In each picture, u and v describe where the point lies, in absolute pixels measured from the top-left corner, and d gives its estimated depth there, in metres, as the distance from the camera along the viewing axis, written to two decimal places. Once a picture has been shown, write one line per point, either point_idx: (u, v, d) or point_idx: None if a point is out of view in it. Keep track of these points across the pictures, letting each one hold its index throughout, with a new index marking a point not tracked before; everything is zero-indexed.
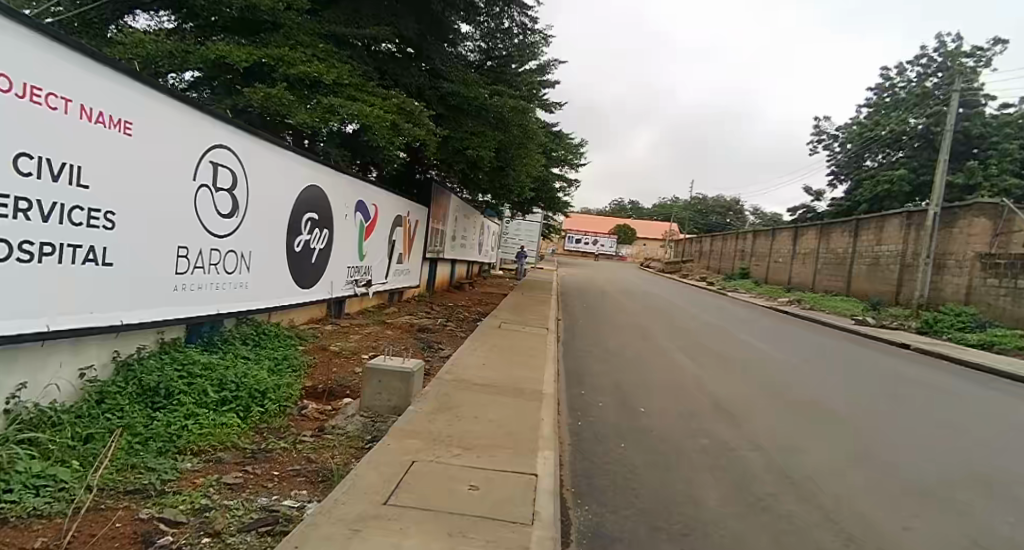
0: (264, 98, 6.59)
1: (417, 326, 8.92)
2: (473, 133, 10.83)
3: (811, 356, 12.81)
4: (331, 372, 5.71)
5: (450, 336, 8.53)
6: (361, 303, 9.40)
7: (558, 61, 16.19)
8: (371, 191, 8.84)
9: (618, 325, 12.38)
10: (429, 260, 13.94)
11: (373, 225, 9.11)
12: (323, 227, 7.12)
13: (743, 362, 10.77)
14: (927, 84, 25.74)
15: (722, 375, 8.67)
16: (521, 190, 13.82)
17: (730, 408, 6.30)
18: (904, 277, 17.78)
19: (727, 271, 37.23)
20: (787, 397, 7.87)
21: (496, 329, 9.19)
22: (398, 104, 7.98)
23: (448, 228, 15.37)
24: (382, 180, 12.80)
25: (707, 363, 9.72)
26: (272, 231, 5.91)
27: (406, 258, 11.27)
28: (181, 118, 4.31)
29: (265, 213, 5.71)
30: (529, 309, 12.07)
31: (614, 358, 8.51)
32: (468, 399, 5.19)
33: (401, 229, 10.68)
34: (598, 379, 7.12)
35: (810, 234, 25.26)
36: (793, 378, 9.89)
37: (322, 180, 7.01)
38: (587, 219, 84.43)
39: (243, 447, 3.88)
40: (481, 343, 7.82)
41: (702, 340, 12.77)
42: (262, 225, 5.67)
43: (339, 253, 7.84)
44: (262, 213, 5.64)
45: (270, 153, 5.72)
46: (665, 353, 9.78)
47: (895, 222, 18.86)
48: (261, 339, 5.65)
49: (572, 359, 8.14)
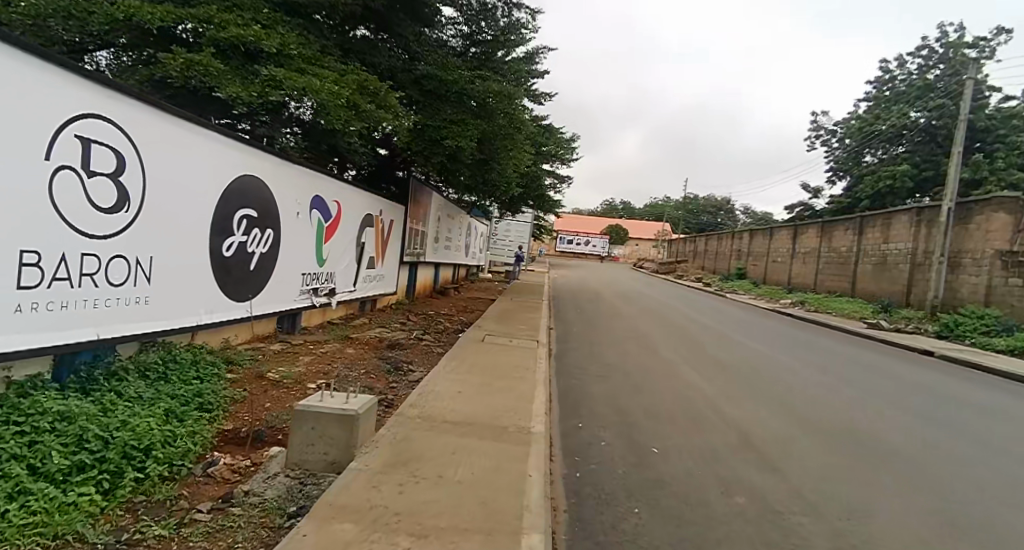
0: (185, 65, 5.39)
1: (387, 342, 7.68)
2: (451, 121, 9.59)
3: (822, 360, 11.82)
4: (262, 410, 4.53)
5: (424, 354, 7.29)
6: (324, 315, 8.17)
7: (548, 48, 15.04)
8: (333, 187, 7.61)
9: (616, 333, 11.22)
10: (409, 264, 12.73)
11: (336, 225, 7.89)
12: (264, 227, 5.90)
13: (755, 373, 9.64)
14: (929, 76, 24.89)
15: (735, 392, 7.59)
16: (509, 186, 12.63)
17: (760, 445, 5.16)
18: (915, 276, 16.82)
19: (723, 272, 36.25)
20: (815, 418, 6.74)
21: (480, 344, 7.99)
22: (359, 81, 6.75)
23: (430, 229, 14.16)
24: (354, 174, 11.62)
25: (717, 377, 8.59)
26: (187, 230, 4.68)
27: (379, 262, 10.04)
28: (45, 78, 3.21)
29: (175, 207, 4.48)
30: (518, 318, 10.90)
31: (615, 376, 7.33)
32: (433, 445, 3.99)
33: (373, 230, 9.47)
34: (597, 405, 5.96)
35: (811, 232, 24.27)
36: (814, 390, 8.78)
37: (264, 170, 5.81)
38: (578, 220, 83.30)
39: (94, 539, 2.66)
40: (461, 363, 6.63)
41: (708, 347, 11.68)
42: (170, 223, 4.45)
43: (290, 258, 6.61)
44: (169, 208, 4.41)
45: (184, 132, 4.52)
46: (671, 367, 8.64)
47: (903, 218, 17.88)
48: (170, 370, 4.44)
49: (566, 380, 6.96)
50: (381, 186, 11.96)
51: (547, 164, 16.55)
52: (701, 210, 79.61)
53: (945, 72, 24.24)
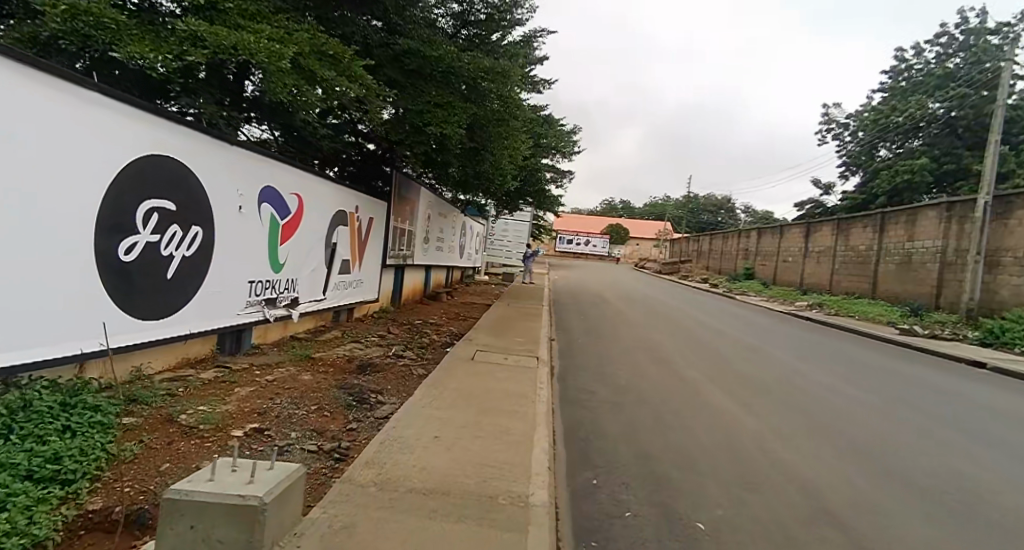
0: (68, 14, 4.10)
1: (357, 363, 6.36)
2: (437, 104, 8.29)
3: (850, 368, 10.64)
4: (154, 475, 3.24)
5: (401, 379, 5.98)
6: (286, 329, 6.89)
7: (547, 31, 13.74)
8: (292, 177, 6.28)
9: (627, 344, 9.89)
10: (395, 267, 11.47)
11: (300, 223, 6.60)
12: (187, 225, 4.60)
13: (791, 390, 8.25)
14: (948, 64, 23.68)
15: (769, 415, 6.40)
16: (505, 179, 11.36)
17: (842, 516, 3.82)
18: (946, 276, 15.61)
19: (729, 272, 34.99)
20: (880, 450, 5.43)
21: (469, 363, 6.74)
22: (310, 41, 5.50)
23: (419, 228, 12.90)
24: (336, 171, 10.48)
25: (749, 398, 7.22)
26: (46, 229, 3.36)
27: (356, 266, 8.76)
28: None
29: (23, 197, 3.18)
30: (515, 328, 9.64)
31: (632, 404, 6.07)
32: (388, 537, 2.75)
33: (347, 228, 8.20)
34: (614, 448, 4.70)
35: (826, 230, 23.02)
36: (862, 409, 7.45)
37: (186, 150, 4.51)
38: (578, 219, 81.93)
39: None
40: (446, 392, 5.38)
41: (730, 358, 10.31)
42: (17, 222, 3.16)
43: (232, 262, 5.32)
44: (14, 199, 3.12)
45: (50, 93, 3.28)
46: (696, 388, 7.27)
47: (930, 213, 16.64)
48: (19, 424, 3.14)
49: (573, 410, 5.71)
50: (367, 185, 10.80)
51: (548, 158, 15.23)
52: (703, 210, 78.42)
53: (966, 61, 23.04)
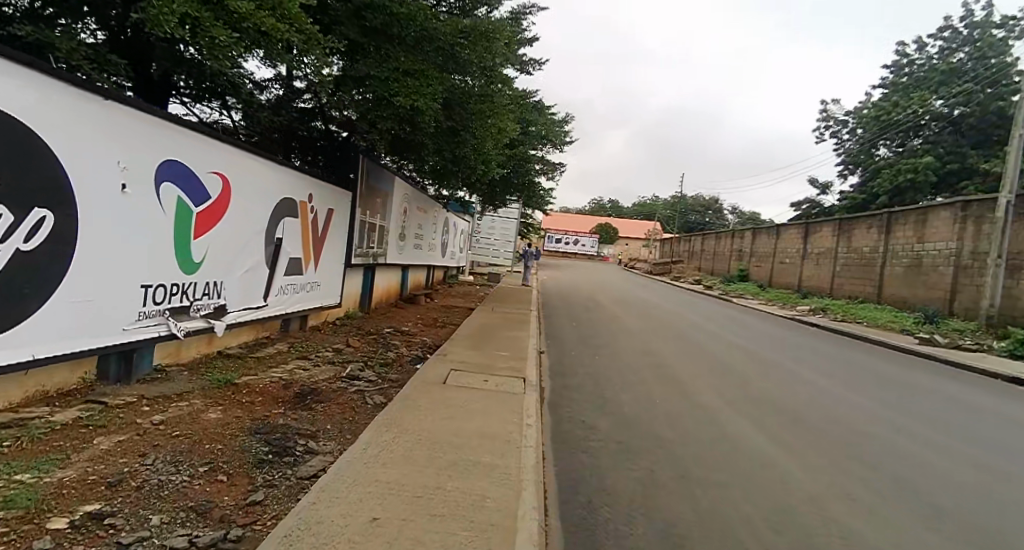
0: None
1: (296, 390, 4.98)
2: (407, 71, 6.95)
3: (868, 378, 9.56)
4: None
5: (348, 414, 4.60)
6: (209, 347, 5.50)
7: (538, 8, 12.39)
8: (209, 150, 4.87)
9: (626, 358, 8.62)
10: (363, 267, 10.09)
11: (223, 211, 5.20)
12: (24, 211, 3.26)
13: (822, 408, 6.96)
14: (952, 59, 22.79)
15: (801, 447, 5.21)
16: (488, 167, 10.06)
17: None
18: (960, 281, 14.64)
19: (721, 273, 33.99)
20: (951, 497, 4.28)
21: (440, 388, 5.41)
22: None
23: (394, 223, 11.53)
24: (303, 158, 9.41)
25: (779, 424, 5.92)
26: None
27: (309, 266, 7.36)
28: None
29: None
30: (500, 339, 8.35)
31: (643, 443, 4.78)
32: None
33: (296, 221, 6.81)
34: (630, 520, 3.46)
35: (826, 231, 21.99)
36: (899, 429, 6.35)
37: (21, 97, 3.15)
38: (566, 218, 80.64)
39: None
40: (404, 434, 4.06)
41: (741, 369, 9.06)
42: None
43: (110, 260, 3.92)
44: None
45: None
46: (715, 413, 6.01)
47: (943, 213, 15.63)
48: None
49: (570, 455, 4.41)
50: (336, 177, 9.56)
51: (537, 149, 13.94)
52: (691, 210, 77.71)
53: (971, 55, 22.15)
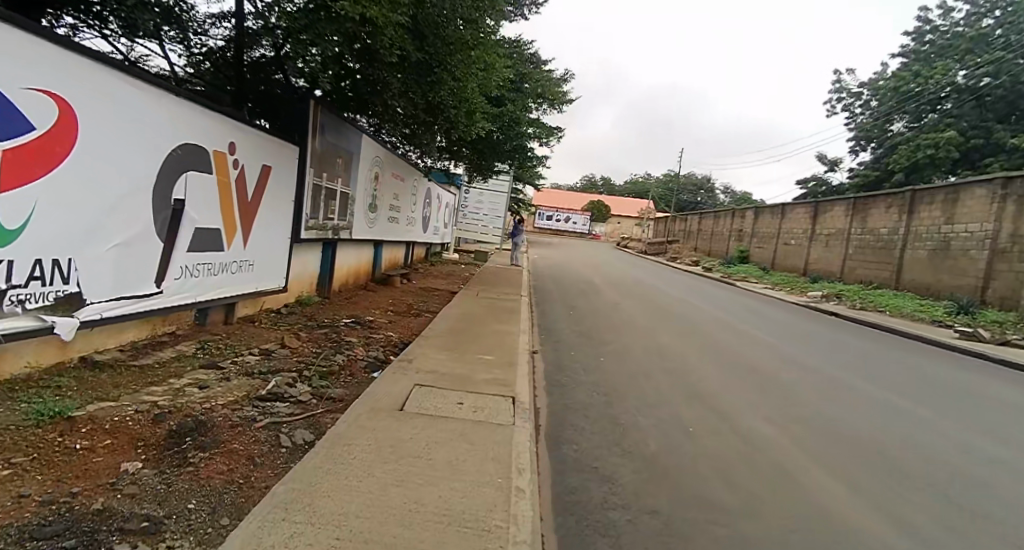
0: None
1: (172, 426, 3.32)
2: None
3: (917, 381, 8.08)
4: None
5: (240, 472, 2.95)
6: (60, 352, 3.81)
7: None
8: (21, 50, 3.09)
9: (640, 360, 7.08)
10: (322, 242, 8.36)
11: (63, 150, 3.46)
12: None
13: (894, 428, 5.45)
14: (981, 25, 21.21)
15: (898, 505, 3.67)
16: (471, 122, 8.23)
17: None
18: (995, 266, 13.27)
19: (720, 254, 32.57)
20: None
21: (394, 417, 3.81)
22: None
23: (363, 190, 9.77)
24: (258, 115, 7.65)
25: (861, 464, 4.35)
26: None
27: (232, 239, 5.60)
28: None
29: None
30: (485, 336, 6.77)
31: (687, 513, 3.23)
32: None
33: (208, 178, 5.04)
34: None
35: (839, 210, 20.51)
36: (997, 458, 4.83)
37: None
38: (556, 194, 78.61)
39: None
40: (318, 518, 2.48)
41: (773, 372, 7.55)
42: None
43: None
44: None
45: None
46: (768, 449, 4.45)
47: (979, 191, 14.18)
48: None
49: (584, 541, 2.85)
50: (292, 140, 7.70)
51: (532, 110, 12.20)
52: (684, 189, 76.26)
53: (1001, 21, 20.58)
